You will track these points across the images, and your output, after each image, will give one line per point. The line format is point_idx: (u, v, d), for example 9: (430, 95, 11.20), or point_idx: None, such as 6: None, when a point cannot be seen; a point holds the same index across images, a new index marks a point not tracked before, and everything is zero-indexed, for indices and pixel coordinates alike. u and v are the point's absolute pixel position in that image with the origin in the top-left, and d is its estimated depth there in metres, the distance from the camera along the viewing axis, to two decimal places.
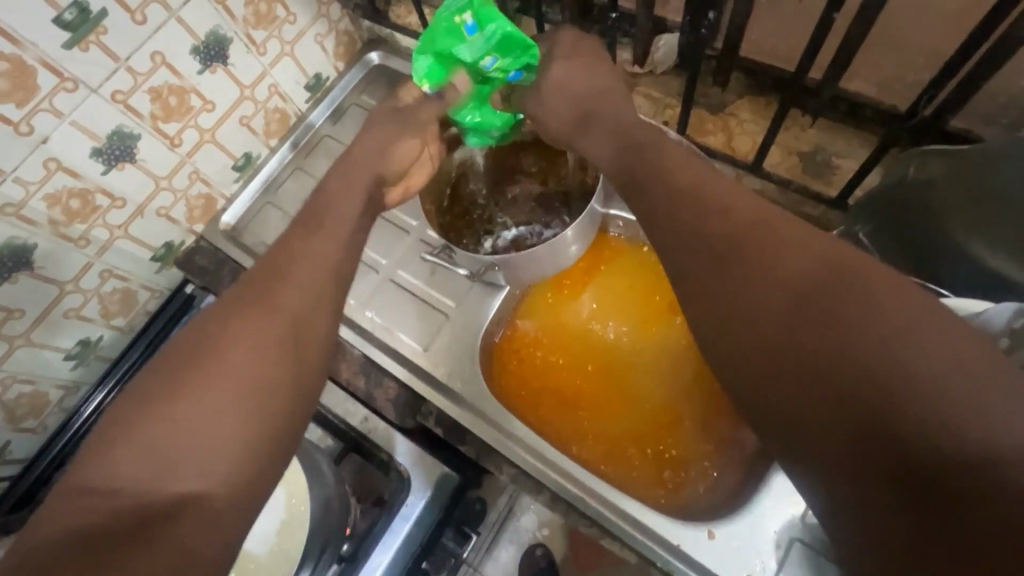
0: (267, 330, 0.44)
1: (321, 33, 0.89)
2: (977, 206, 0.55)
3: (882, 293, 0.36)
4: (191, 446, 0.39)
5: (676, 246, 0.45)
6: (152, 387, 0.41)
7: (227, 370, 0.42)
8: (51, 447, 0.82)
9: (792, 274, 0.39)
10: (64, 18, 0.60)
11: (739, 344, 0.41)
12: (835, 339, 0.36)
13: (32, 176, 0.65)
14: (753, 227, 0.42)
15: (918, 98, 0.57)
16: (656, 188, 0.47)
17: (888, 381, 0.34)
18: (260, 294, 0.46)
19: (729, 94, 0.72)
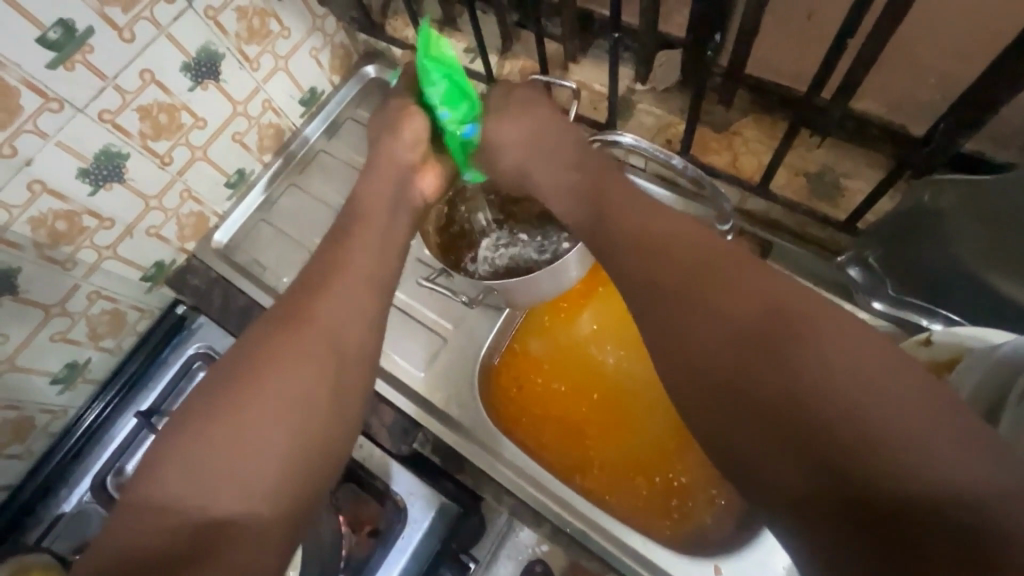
0: (283, 364, 0.46)
1: (316, 46, 0.87)
2: (997, 240, 0.52)
3: (829, 334, 0.37)
4: (222, 478, 0.41)
5: (636, 290, 0.45)
6: (167, 436, 0.44)
7: (248, 403, 0.44)
8: (37, 474, 0.79)
9: (741, 317, 0.40)
10: (48, 37, 0.58)
11: (700, 389, 0.40)
12: (783, 383, 0.37)
13: (16, 199, 0.63)
14: (704, 269, 0.43)
15: (934, 125, 0.55)
16: (620, 231, 0.48)
17: (833, 425, 0.35)
18: (281, 331, 0.48)
19: (734, 112, 0.70)
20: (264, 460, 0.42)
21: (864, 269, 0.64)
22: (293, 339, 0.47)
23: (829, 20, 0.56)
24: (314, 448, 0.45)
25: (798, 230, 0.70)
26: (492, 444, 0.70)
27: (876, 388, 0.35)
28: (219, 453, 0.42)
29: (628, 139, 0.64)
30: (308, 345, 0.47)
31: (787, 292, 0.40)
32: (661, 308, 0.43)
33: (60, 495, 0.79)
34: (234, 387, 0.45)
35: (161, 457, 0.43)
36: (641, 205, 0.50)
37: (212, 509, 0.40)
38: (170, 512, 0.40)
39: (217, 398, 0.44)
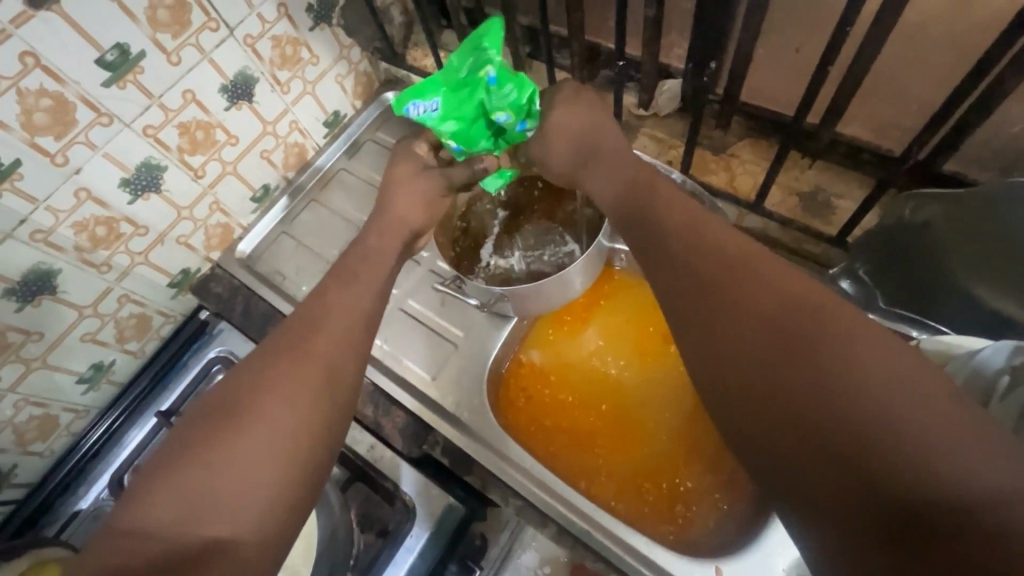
0: (296, 365, 0.49)
1: (342, 73, 0.94)
2: (975, 248, 0.56)
3: (857, 334, 0.37)
4: (236, 470, 0.43)
5: (670, 287, 0.47)
6: (194, 439, 0.45)
7: (261, 401, 0.47)
8: (56, 471, 0.82)
9: (776, 317, 0.40)
10: (106, 59, 0.64)
11: (731, 383, 0.41)
12: (815, 381, 0.37)
13: (63, 205, 0.68)
14: (739, 270, 0.44)
15: (909, 144, 0.59)
16: (653, 231, 0.50)
17: (866, 424, 0.34)
18: (296, 331, 0.52)
19: (731, 136, 0.75)
20: (274, 452, 0.44)
21: (855, 282, 0.67)
22: (304, 343, 0.51)
23: (814, 53, 0.62)
24: (325, 435, 0.48)
25: (793, 247, 0.73)
26: (501, 447, 0.72)
27: (907, 393, 0.34)
28: (234, 446, 0.44)
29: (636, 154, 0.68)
30: (315, 349, 0.50)
31: (824, 297, 0.40)
32: (696, 306, 0.44)
33: (78, 493, 0.81)
34: (248, 388, 0.48)
35: (181, 450, 0.45)
36: (659, 206, 0.52)
37: (222, 503, 0.42)
38: (183, 505, 0.42)
39: (232, 397, 0.48)
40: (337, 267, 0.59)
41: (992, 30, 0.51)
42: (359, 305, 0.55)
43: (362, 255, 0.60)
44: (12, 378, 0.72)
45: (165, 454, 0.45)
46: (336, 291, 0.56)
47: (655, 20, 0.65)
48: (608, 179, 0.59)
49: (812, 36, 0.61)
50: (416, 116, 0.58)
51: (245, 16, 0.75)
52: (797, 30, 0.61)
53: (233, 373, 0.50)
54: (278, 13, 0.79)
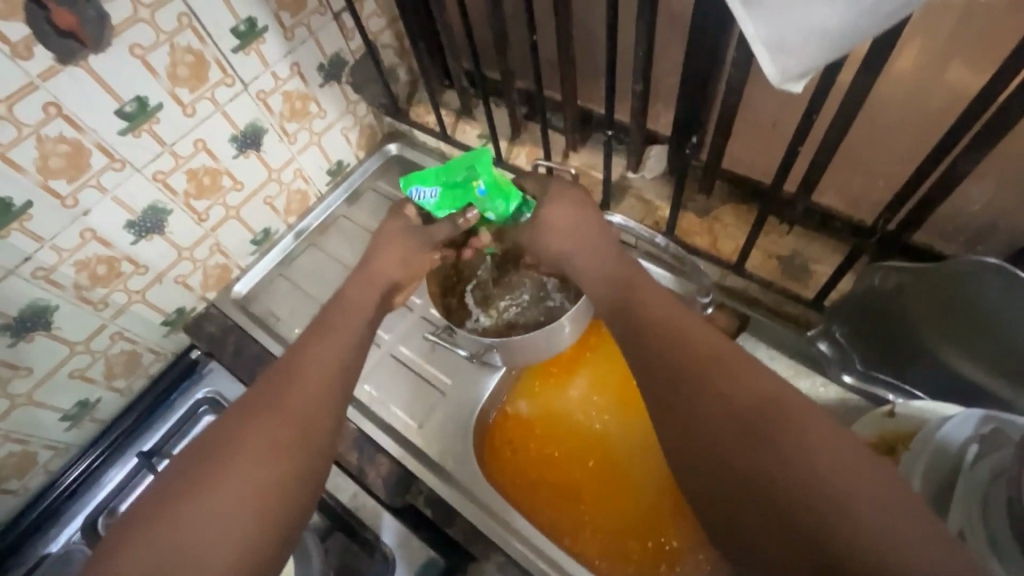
0: (284, 415, 0.50)
1: (347, 126, 0.99)
2: (940, 315, 0.59)
3: (814, 419, 0.41)
4: (206, 524, 0.43)
5: (643, 364, 0.50)
6: (169, 490, 0.45)
7: (248, 452, 0.47)
8: (30, 510, 0.80)
9: (737, 401, 0.43)
10: (125, 110, 0.67)
11: (699, 463, 0.43)
12: (773, 464, 0.39)
13: (68, 244, 0.70)
14: (704, 353, 0.47)
15: (876, 218, 0.64)
16: (629, 310, 0.53)
17: (819, 508, 0.37)
18: (288, 379, 0.53)
19: (714, 200, 0.79)
20: (246, 503, 0.45)
21: (833, 343, 0.69)
22: (292, 393, 0.52)
23: (789, 130, 0.67)
24: (300, 484, 0.48)
25: (774, 307, 0.76)
26: (484, 496, 0.71)
27: (854, 480, 0.37)
28: (213, 500, 0.44)
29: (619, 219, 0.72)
30: (302, 401, 0.52)
31: (780, 382, 0.44)
32: (666, 385, 0.47)
33: (49, 535, 0.79)
34: (235, 438, 0.49)
35: (164, 500, 0.45)
36: (633, 287, 0.55)
37: (199, 559, 0.42)
38: (161, 559, 0.41)
39: (218, 447, 0.48)
40: (332, 315, 0.61)
41: (946, 119, 0.56)
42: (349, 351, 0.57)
43: (356, 305, 0.62)
44: None
45: (140, 504, 0.45)
46: (328, 341, 0.57)
47: (642, 93, 0.70)
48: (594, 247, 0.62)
49: (786, 114, 0.66)
50: (415, 198, 0.65)
51: (259, 74, 0.80)
52: (772, 108, 0.66)
53: (217, 422, 0.51)
54: (290, 71, 0.84)
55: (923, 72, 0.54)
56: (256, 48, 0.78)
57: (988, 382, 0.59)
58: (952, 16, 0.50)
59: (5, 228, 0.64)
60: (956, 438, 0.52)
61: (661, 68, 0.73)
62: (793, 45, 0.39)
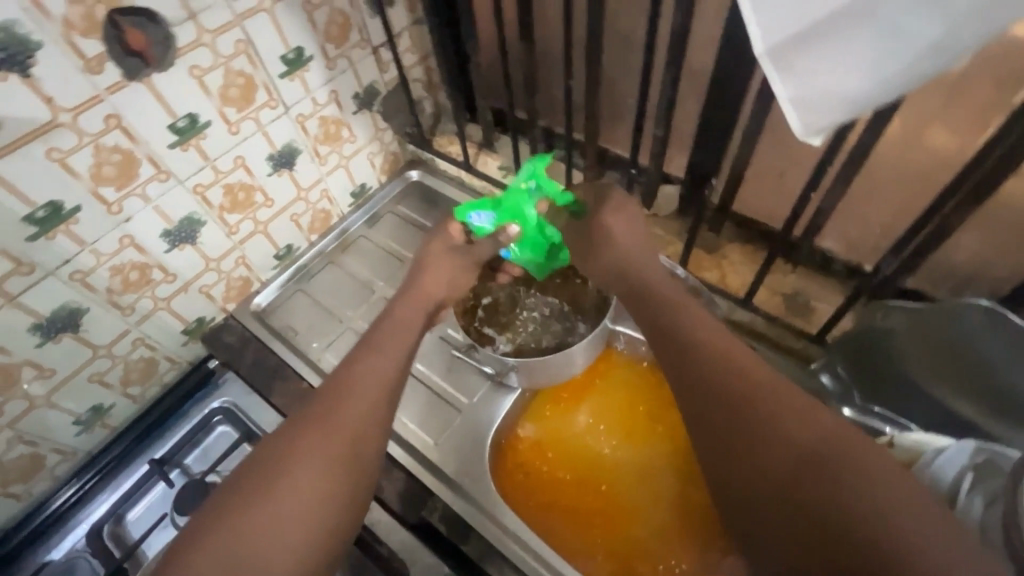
0: (327, 436, 0.55)
1: (373, 152, 1.03)
2: (931, 355, 0.64)
3: (860, 450, 0.47)
4: (265, 532, 0.49)
5: (703, 393, 0.56)
6: (233, 499, 0.52)
7: (296, 470, 0.53)
8: (33, 516, 0.79)
9: (793, 434, 0.50)
10: (177, 125, 0.71)
11: (756, 486, 0.50)
12: (826, 492, 0.46)
13: (107, 249, 0.71)
14: (762, 389, 0.53)
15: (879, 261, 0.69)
16: (688, 341, 0.59)
17: (865, 535, 0.43)
18: (331, 399, 0.59)
19: (723, 239, 0.84)
20: (299, 516, 0.51)
21: (835, 377, 0.73)
22: (336, 414, 0.57)
23: (796, 179, 0.73)
24: (345, 498, 0.54)
25: (777, 341, 0.79)
26: (499, 515, 0.73)
27: (903, 516, 0.43)
28: (271, 511, 0.50)
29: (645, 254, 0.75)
30: (346, 424, 0.57)
31: (833, 421, 0.50)
32: (726, 415, 0.53)
33: (50, 542, 0.78)
34: (284, 456, 0.54)
35: (221, 512, 0.51)
36: (693, 319, 0.61)
37: (257, 566, 0.48)
38: (221, 564, 0.47)
39: (272, 463, 0.54)
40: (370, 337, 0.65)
41: (937, 176, 0.63)
42: (383, 370, 0.61)
43: (392, 327, 0.67)
44: (13, 414, 0.72)
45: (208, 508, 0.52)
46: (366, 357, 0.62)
47: (663, 138, 0.76)
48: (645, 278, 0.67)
49: (794, 165, 0.72)
50: (474, 223, 0.70)
51: (301, 98, 0.85)
52: (781, 158, 0.72)
53: (271, 438, 0.57)
54: (329, 98, 0.89)
55: (918, 134, 0.61)
56: (301, 75, 0.82)
57: (975, 416, 0.63)
58: (945, 87, 0.56)
59: (52, 230, 0.65)
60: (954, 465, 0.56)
61: (679, 116, 0.79)
62: (815, 104, 0.44)
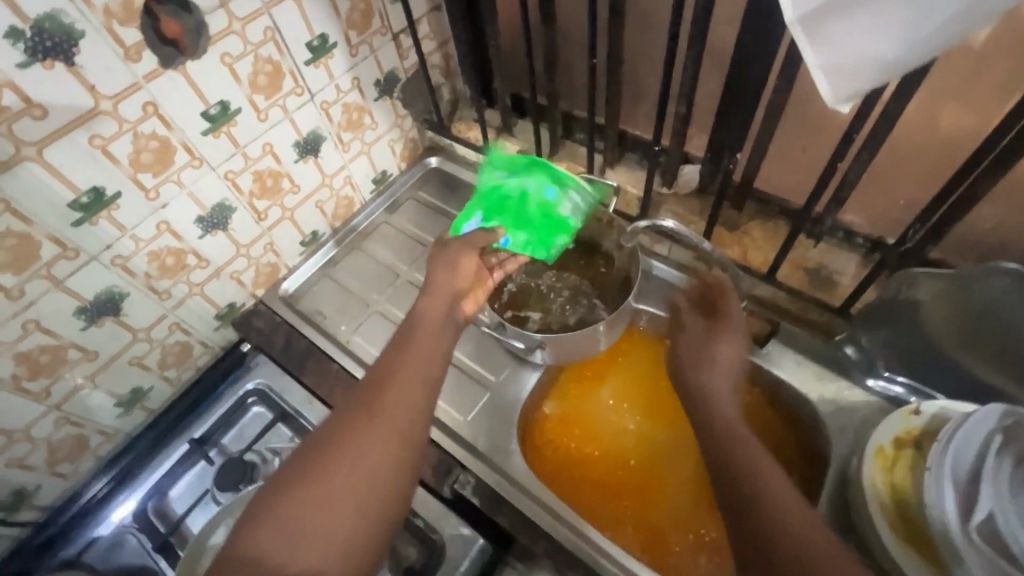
0: (375, 424, 0.61)
1: (394, 139, 1.05)
2: (959, 324, 0.65)
3: None
4: (319, 510, 0.55)
5: (745, 523, 0.51)
6: (292, 476, 0.58)
7: (347, 454, 0.58)
8: (81, 494, 0.81)
9: None
10: (209, 112, 0.73)
11: None
12: None
13: (145, 235, 0.74)
14: (815, 541, 0.47)
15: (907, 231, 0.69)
16: (735, 464, 0.54)
17: None
18: (375, 388, 0.64)
19: (744, 216, 0.85)
20: (349, 497, 0.56)
21: (858, 349, 0.75)
22: (380, 413, 0.61)
23: (818, 153, 0.74)
24: (391, 483, 0.59)
25: (799, 315, 0.80)
26: (530, 487, 0.74)
27: None
28: (325, 495, 0.56)
29: (668, 223, 0.74)
30: (392, 413, 0.62)
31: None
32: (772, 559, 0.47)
33: (98, 517, 0.80)
34: (334, 446, 0.59)
35: (279, 489, 0.57)
36: (745, 441, 0.56)
37: (311, 541, 0.53)
38: (281, 536, 0.53)
39: (323, 452, 0.59)
40: (411, 330, 0.69)
41: (962, 145, 0.63)
42: (420, 360, 0.66)
43: (429, 315, 0.70)
44: (61, 395, 0.75)
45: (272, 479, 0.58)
46: (404, 358, 0.66)
47: (684, 116, 0.76)
48: (718, 411, 0.60)
49: (816, 139, 0.73)
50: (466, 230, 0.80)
51: (325, 85, 0.86)
52: (803, 133, 0.73)
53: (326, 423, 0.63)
54: (351, 85, 0.90)
55: (943, 104, 0.61)
56: (325, 62, 0.84)
57: (1008, 387, 0.65)
58: (972, 54, 0.56)
59: (95, 215, 0.68)
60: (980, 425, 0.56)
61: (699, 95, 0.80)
62: (846, 70, 0.45)
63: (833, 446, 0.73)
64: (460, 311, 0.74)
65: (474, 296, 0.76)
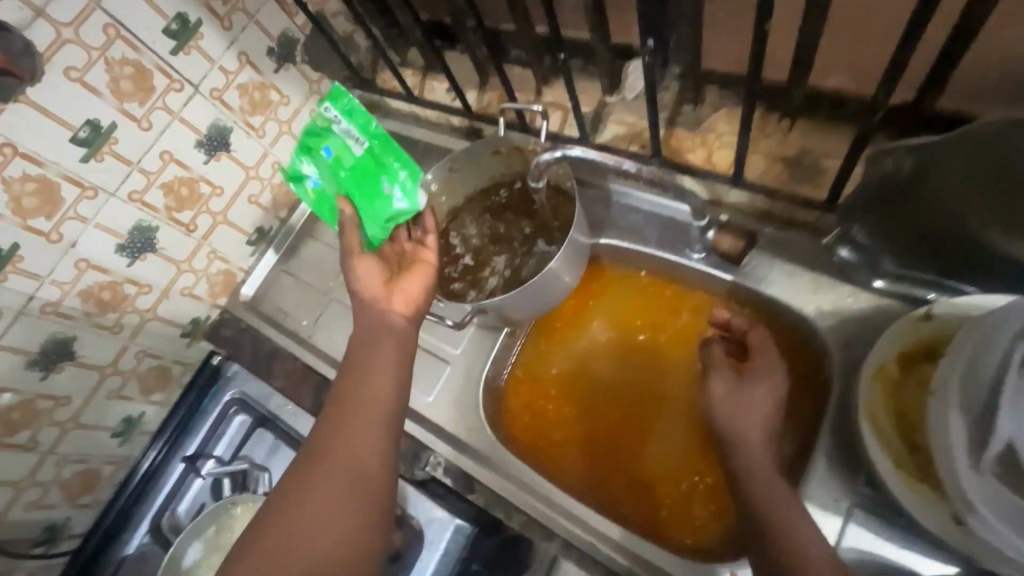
0: (365, 409, 0.56)
1: (317, 108, 0.94)
2: (975, 197, 0.51)
3: None
4: (327, 505, 0.50)
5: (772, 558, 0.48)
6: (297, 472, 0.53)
7: (343, 444, 0.54)
8: (104, 519, 0.87)
9: None
10: (79, 136, 0.68)
11: None
12: None
13: (66, 276, 0.73)
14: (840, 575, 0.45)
15: (876, 93, 0.52)
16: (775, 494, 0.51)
17: None
18: (359, 371, 0.58)
19: (704, 109, 0.70)
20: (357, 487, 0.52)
21: (854, 248, 0.62)
22: (359, 410, 0.56)
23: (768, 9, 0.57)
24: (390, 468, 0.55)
25: (785, 218, 0.66)
26: (500, 461, 0.71)
27: None
28: (331, 488, 0.51)
29: (576, 151, 0.61)
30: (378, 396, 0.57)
31: None
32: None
33: (123, 538, 0.86)
34: (318, 462, 0.53)
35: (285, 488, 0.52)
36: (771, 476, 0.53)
37: (318, 540, 0.48)
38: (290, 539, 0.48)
39: (302, 482, 0.52)
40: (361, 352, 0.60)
41: None
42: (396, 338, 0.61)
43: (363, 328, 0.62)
44: (50, 441, 0.78)
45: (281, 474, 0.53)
46: (361, 387, 0.57)
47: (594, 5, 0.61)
48: (752, 454, 0.54)
49: None
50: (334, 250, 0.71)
51: (206, 71, 0.78)
52: None
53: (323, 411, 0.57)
54: (239, 62, 0.81)
55: None
56: (195, 45, 0.75)
57: None
58: None
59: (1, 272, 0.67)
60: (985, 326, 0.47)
61: None
62: None
63: (836, 365, 0.62)
64: (392, 312, 0.63)
65: (403, 291, 0.64)
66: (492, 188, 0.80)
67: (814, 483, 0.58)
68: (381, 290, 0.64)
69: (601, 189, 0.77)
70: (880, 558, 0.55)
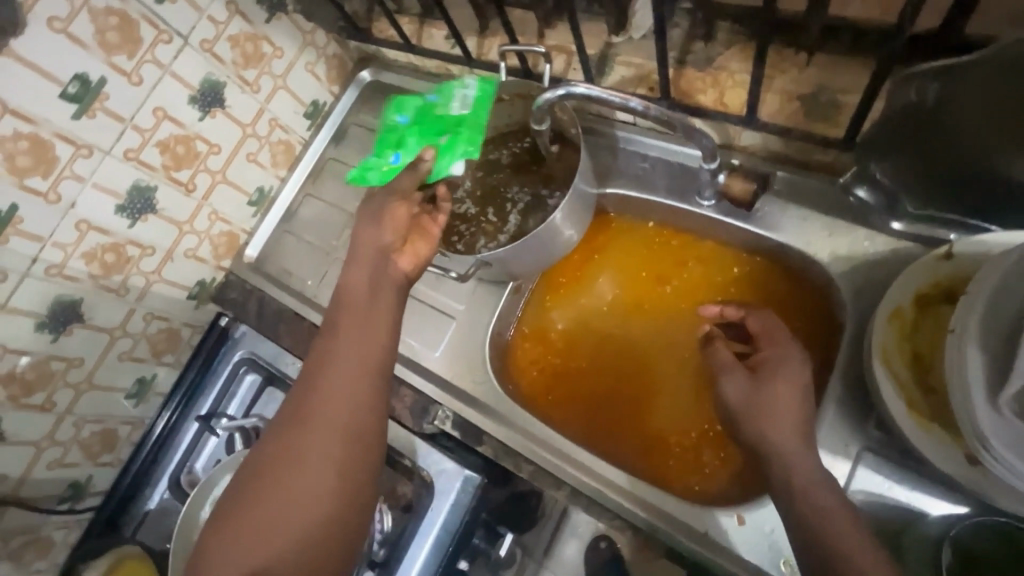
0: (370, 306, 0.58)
1: (311, 61, 0.91)
2: (993, 132, 0.50)
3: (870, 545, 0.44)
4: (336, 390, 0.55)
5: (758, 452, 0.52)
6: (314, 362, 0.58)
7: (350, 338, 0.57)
8: (124, 478, 0.89)
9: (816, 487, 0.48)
10: (68, 91, 0.66)
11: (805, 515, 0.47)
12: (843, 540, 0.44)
13: (68, 238, 0.72)
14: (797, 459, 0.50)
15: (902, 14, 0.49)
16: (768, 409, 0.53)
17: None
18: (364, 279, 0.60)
19: (716, 47, 0.65)
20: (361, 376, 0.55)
21: (872, 187, 0.61)
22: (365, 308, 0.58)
23: None
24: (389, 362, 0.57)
25: (801, 158, 0.66)
26: (505, 412, 0.71)
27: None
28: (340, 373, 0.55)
29: (580, 88, 0.58)
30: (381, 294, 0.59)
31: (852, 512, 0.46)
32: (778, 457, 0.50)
33: (145, 494, 0.89)
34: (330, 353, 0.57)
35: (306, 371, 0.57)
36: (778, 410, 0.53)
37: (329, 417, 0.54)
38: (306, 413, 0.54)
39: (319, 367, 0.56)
40: (334, 332, 0.58)
41: None
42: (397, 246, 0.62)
43: (361, 275, 0.61)
44: (65, 402, 0.80)
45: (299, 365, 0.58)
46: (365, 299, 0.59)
47: None
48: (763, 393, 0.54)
49: None
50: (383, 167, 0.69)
51: (194, 21, 0.75)
52: None
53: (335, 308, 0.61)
54: (228, 12, 0.78)
55: None
56: None
57: None
58: None
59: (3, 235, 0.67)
60: (1003, 263, 0.46)
61: None
62: None
63: (849, 311, 0.61)
64: (398, 263, 0.62)
65: (413, 248, 0.63)
66: (512, 134, 0.77)
67: (823, 428, 0.59)
68: (395, 240, 0.62)
69: (609, 136, 0.74)
70: (886, 501, 0.56)
